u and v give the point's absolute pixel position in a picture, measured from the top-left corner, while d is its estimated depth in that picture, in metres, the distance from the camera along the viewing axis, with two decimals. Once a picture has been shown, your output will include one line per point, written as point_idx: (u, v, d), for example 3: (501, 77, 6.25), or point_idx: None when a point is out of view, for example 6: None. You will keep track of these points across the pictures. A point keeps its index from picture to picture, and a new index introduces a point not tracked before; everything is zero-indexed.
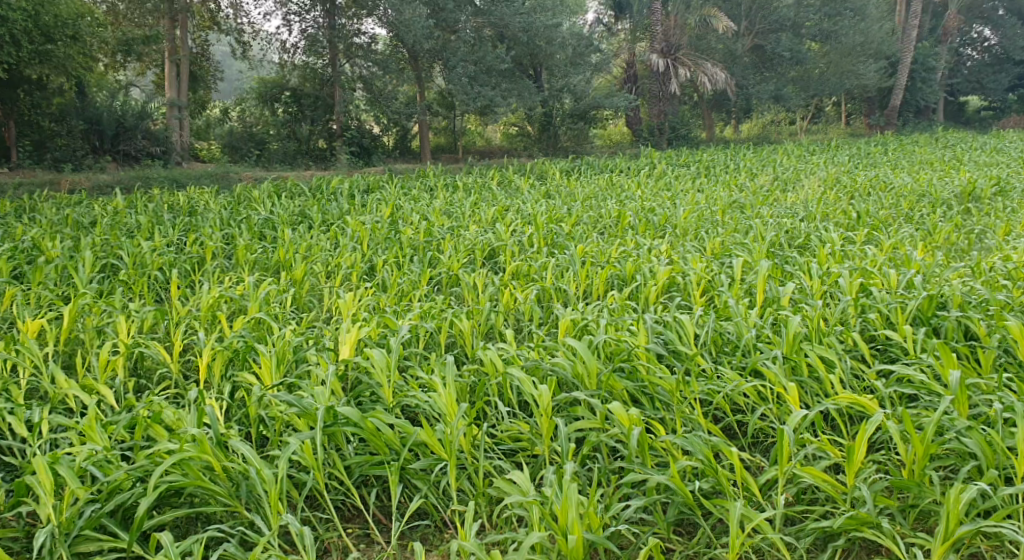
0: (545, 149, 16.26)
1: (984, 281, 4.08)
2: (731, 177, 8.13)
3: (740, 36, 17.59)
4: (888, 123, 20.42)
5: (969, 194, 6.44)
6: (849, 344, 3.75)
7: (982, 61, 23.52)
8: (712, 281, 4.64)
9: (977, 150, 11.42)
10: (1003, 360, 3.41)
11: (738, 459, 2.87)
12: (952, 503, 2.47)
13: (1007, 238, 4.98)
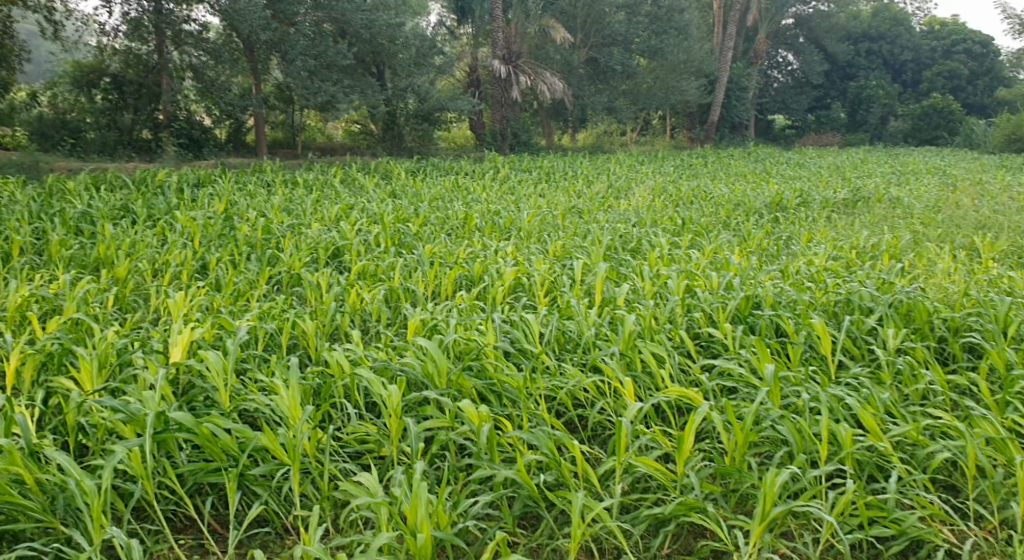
0: (388, 149, 15.69)
1: (792, 283, 4.56)
2: (570, 183, 8.47)
3: (576, 47, 18.29)
4: (708, 137, 22.31)
5: (777, 205, 7.17)
6: (678, 341, 4.05)
7: (786, 83, 26.36)
8: (554, 282, 4.82)
9: (782, 165, 12.69)
10: (808, 354, 3.83)
11: (580, 451, 3.02)
12: (768, 486, 2.76)
13: (808, 244, 5.60)
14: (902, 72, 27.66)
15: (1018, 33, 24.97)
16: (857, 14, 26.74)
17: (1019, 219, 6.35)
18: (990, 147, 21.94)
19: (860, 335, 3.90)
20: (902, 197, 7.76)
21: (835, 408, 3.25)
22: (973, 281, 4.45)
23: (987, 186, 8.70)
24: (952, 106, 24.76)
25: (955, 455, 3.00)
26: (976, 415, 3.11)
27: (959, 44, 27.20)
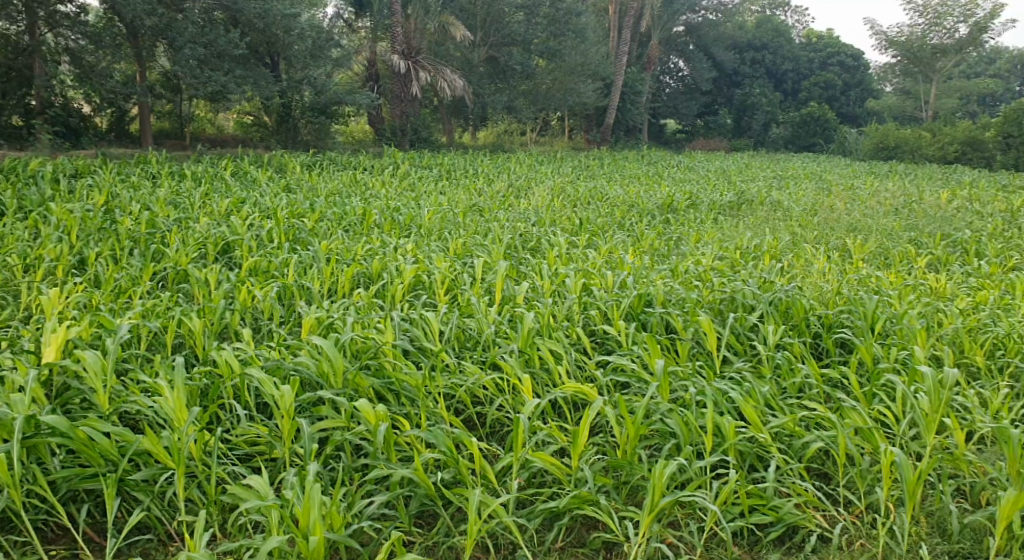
0: (282, 142, 15.12)
1: (682, 282, 4.75)
2: (470, 181, 8.49)
3: (475, 46, 18.37)
4: (604, 139, 22.89)
5: (668, 206, 7.45)
6: (575, 338, 4.14)
7: (676, 89, 27.32)
8: (454, 280, 4.80)
9: (674, 168, 13.21)
10: (696, 350, 4.00)
11: (477, 448, 3.04)
12: (657, 477, 2.87)
13: (697, 244, 5.85)
14: (782, 81, 29.41)
15: (884, 49, 27.04)
16: (743, 24, 28.11)
17: (883, 223, 6.87)
18: (861, 155, 23.62)
19: (744, 331, 4.10)
20: (781, 200, 8.25)
21: (720, 402, 3.41)
22: (844, 281, 4.78)
23: (857, 191, 9.37)
24: (825, 115, 26.00)
25: (827, 445, 3.21)
26: (846, 406, 3.34)
27: (833, 57, 29.39)
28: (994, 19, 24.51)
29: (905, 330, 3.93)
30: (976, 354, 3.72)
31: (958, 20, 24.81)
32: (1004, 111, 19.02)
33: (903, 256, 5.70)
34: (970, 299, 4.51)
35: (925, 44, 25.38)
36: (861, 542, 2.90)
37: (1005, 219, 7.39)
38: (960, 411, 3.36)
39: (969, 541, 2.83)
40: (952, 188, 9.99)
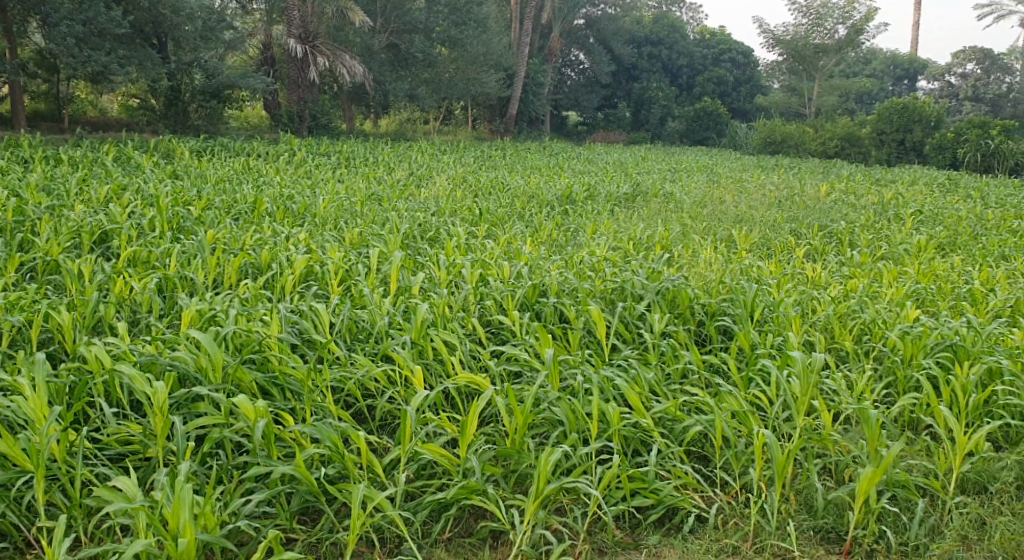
0: (171, 127, 14.32)
1: (576, 272, 4.84)
2: (370, 170, 8.34)
3: (376, 32, 18.08)
4: (507, 130, 23.05)
5: (567, 198, 7.57)
6: (469, 328, 4.13)
7: (577, 82, 27.70)
8: (349, 270, 4.69)
9: (574, 160, 13.43)
10: (587, 339, 4.09)
11: (363, 441, 3.00)
12: (543, 465, 2.92)
13: (593, 235, 5.97)
14: (678, 76, 30.28)
15: (771, 47, 28.40)
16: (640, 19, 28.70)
17: (768, 215, 7.22)
18: (751, 149, 24.70)
19: (632, 320, 4.23)
20: (675, 193, 8.53)
21: (607, 389, 3.50)
22: (728, 270, 4.99)
23: (745, 184, 9.83)
24: (718, 109, 26.63)
25: (705, 428, 3.34)
26: (724, 391, 3.49)
27: (725, 53, 30.68)
28: (869, 22, 26.22)
29: (781, 318, 4.14)
30: (845, 339, 3.96)
31: (837, 22, 26.39)
32: (878, 109, 20.21)
33: (784, 247, 6.02)
34: (841, 287, 4.82)
35: (808, 43, 26.82)
36: (735, 521, 3.03)
37: (876, 211, 7.92)
38: (828, 393, 3.57)
39: (832, 516, 3.00)
40: (830, 181, 10.63)
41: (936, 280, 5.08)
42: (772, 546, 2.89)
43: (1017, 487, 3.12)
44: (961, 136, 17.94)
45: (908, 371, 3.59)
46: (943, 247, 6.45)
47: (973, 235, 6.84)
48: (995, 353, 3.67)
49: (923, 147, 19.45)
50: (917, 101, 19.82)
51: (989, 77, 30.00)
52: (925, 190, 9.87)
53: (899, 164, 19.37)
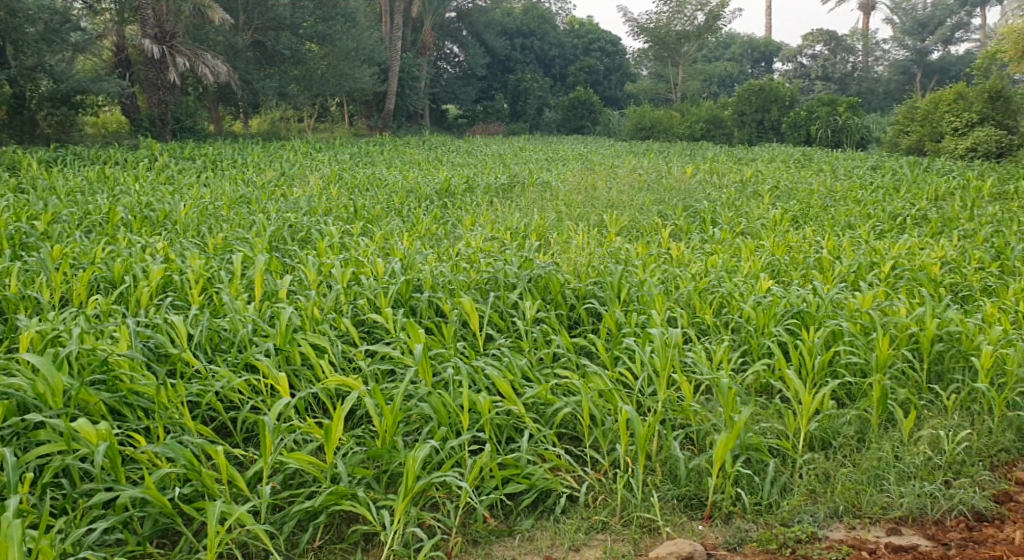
0: (17, 136, 13.53)
1: (451, 265, 4.86)
2: (238, 172, 8.03)
3: (239, 30, 17.50)
4: (386, 126, 22.71)
5: (445, 190, 7.57)
6: (341, 329, 3.99)
7: (454, 75, 27.74)
8: (211, 278, 4.49)
9: (454, 153, 13.42)
10: (461, 331, 4.11)
11: (221, 455, 2.86)
12: (411, 463, 2.87)
13: (470, 227, 6.04)
14: (551, 66, 30.76)
15: (636, 35, 29.45)
16: (510, 11, 28.93)
17: (637, 198, 7.57)
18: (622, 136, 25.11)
19: (505, 309, 4.32)
20: (550, 181, 8.68)
21: (478, 380, 3.52)
22: (599, 254, 5.30)
23: (617, 169, 10.11)
24: (591, 98, 27.30)
25: (574, 409, 3.42)
26: (591, 372, 3.61)
27: (594, 43, 31.15)
28: (724, 8, 27.65)
29: (646, 296, 4.41)
30: (705, 312, 4.30)
31: (696, 9, 27.69)
32: (738, 91, 21.16)
33: (653, 228, 6.42)
34: (702, 264, 5.18)
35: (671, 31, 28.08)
36: (604, 497, 3.14)
37: (738, 189, 8.33)
38: (690, 366, 3.79)
39: (694, 483, 3.18)
40: (696, 162, 11.12)
41: (789, 252, 5.57)
42: (638, 518, 3.03)
43: (858, 439, 3.48)
44: (812, 114, 19.47)
45: (760, 339, 3.93)
46: (797, 219, 6.91)
47: (823, 207, 7.31)
48: (837, 317, 4.12)
49: (780, 125, 20.60)
50: (772, 82, 20.96)
51: (836, 57, 32.09)
52: (783, 166, 10.53)
53: (761, 143, 20.53)
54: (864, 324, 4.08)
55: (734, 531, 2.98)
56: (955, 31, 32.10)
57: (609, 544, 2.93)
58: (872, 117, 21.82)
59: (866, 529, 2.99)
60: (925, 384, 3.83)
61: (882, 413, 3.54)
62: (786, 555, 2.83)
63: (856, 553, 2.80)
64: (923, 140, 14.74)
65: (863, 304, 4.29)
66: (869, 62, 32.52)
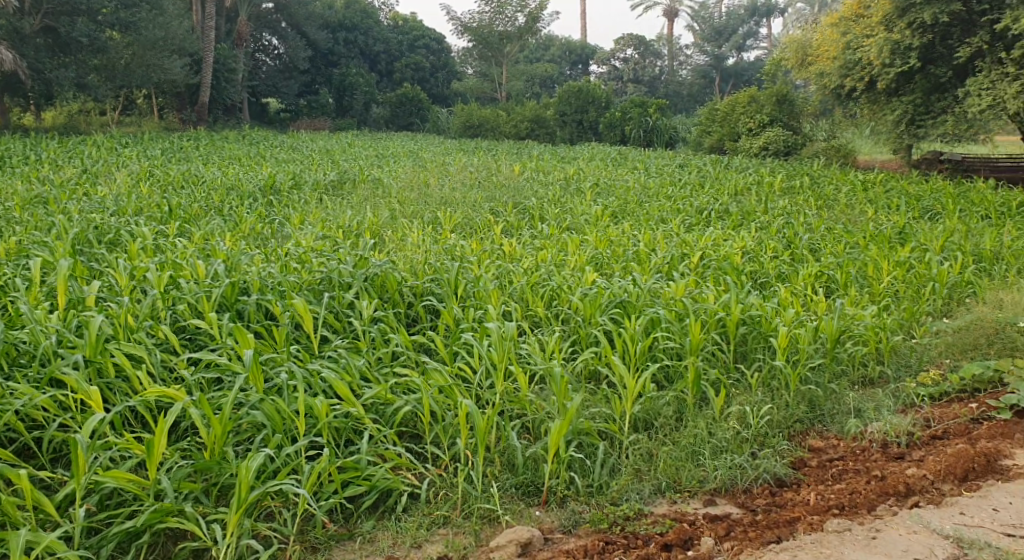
0: None
1: (280, 266, 4.68)
2: (29, 168, 7.18)
3: (24, 14, 15.55)
4: (200, 120, 21.24)
5: (270, 187, 7.26)
6: (160, 337, 3.70)
7: (274, 67, 26.51)
8: (3, 286, 3.98)
9: (277, 148, 12.84)
10: (294, 334, 3.98)
11: (24, 479, 2.56)
12: (243, 473, 2.75)
13: (299, 226, 5.85)
14: (376, 62, 30.23)
15: (460, 33, 29.89)
16: (331, 3, 28.05)
17: (469, 195, 7.77)
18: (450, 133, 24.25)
19: (341, 309, 4.24)
20: (382, 178, 8.60)
21: (314, 383, 3.43)
22: (434, 251, 5.42)
23: (448, 166, 10.19)
24: (419, 95, 27.28)
25: (415, 407, 3.44)
26: (430, 368, 3.64)
27: (419, 40, 30.91)
28: (542, 11, 28.96)
29: (481, 292, 4.60)
30: (537, 306, 4.57)
31: (516, 10, 28.76)
32: (558, 92, 22.09)
33: (485, 224, 6.67)
34: (532, 259, 5.47)
35: (493, 31, 28.93)
36: (445, 492, 3.22)
37: (562, 186, 8.74)
38: (525, 357, 3.99)
39: (531, 471, 3.36)
40: (523, 161, 11.48)
41: (611, 246, 5.98)
42: (479, 509, 3.15)
43: (676, 418, 3.81)
44: (626, 115, 20.91)
45: (588, 329, 4.25)
46: (617, 214, 7.38)
47: (639, 203, 7.85)
48: (655, 305, 4.50)
49: (598, 126, 21.80)
50: (589, 83, 22.10)
51: (645, 61, 34.38)
52: (601, 164, 11.17)
53: (582, 142, 21.55)
54: (679, 311, 4.48)
55: (568, 514, 3.18)
56: (745, 40, 35.51)
57: (450, 538, 3.02)
58: (679, 117, 23.64)
59: (685, 501, 3.30)
60: (732, 364, 4.26)
61: (695, 393, 3.90)
62: (616, 532, 3.06)
63: (678, 525, 3.07)
64: (724, 140, 16.18)
65: (677, 292, 4.71)
66: (674, 66, 35.18)
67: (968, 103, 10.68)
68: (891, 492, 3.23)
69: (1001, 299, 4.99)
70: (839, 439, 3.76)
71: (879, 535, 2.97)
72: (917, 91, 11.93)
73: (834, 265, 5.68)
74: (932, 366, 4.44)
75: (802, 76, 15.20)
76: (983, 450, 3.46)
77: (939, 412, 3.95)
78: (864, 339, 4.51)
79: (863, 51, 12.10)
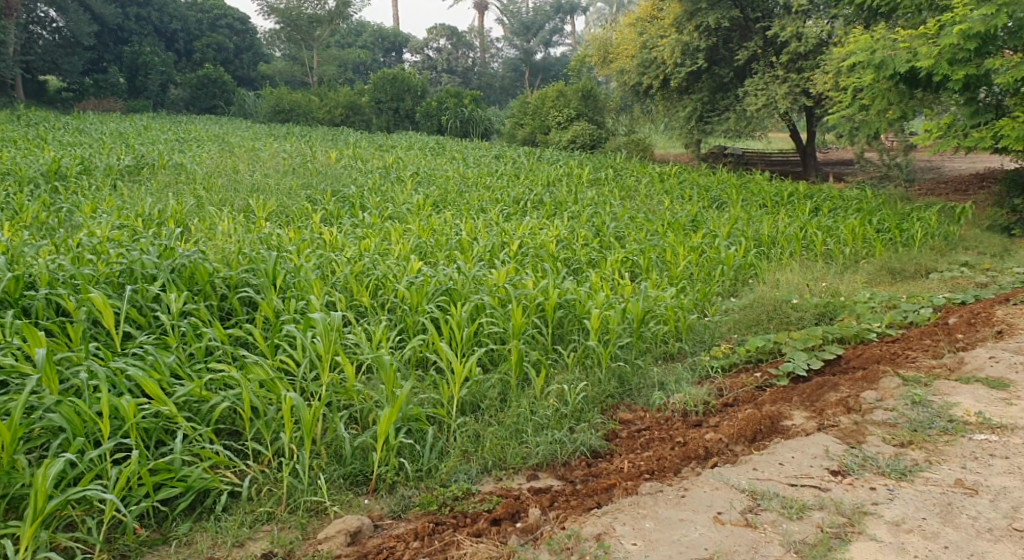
0: None
1: (71, 258, 4.23)
2: None
3: None
4: None
5: (54, 172, 6.50)
6: None
7: (52, 41, 23.28)
8: None
9: (59, 130, 11.49)
10: (91, 331, 3.63)
11: None
12: (39, 482, 2.53)
13: (92, 215, 5.30)
14: (173, 41, 27.72)
15: (266, 14, 28.41)
16: None
17: (283, 182, 7.49)
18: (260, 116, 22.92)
19: (146, 303, 3.93)
20: (185, 163, 8.00)
21: (118, 382, 3.16)
22: (248, 241, 5.19)
23: (258, 153, 9.69)
24: (223, 76, 25.56)
25: (234, 403, 3.28)
26: (249, 362, 3.50)
27: (221, 19, 28.92)
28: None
29: (302, 282, 4.48)
30: (361, 296, 4.55)
31: None
32: (372, 79, 21.76)
33: (302, 213, 6.48)
34: (355, 248, 5.41)
35: (302, 13, 27.80)
36: (269, 488, 3.14)
37: (381, 174, 8.65)
38: (350, 347, 3.96)
39: (359, 460, 3.36)
40: (339, 148, 11.23)
41: (433, 235, 6.05)
42: (306, 502, 3.11)
43: (500, 400, 3.98)
44: (442, 105, 21.07)
45: (414, 317, 4.32)
46: (437, 203, 7.46)
47: (458, 192, 7.99)
48: (479, 292, 4.64)
49: (414, 115, 21.74)
50: (403, 71, 22.02)
51: (458, 52, 34.66)
52: (419, 153, 11.20)
53: (398, 130, 21.35)
54: (501, 297, 4.66)
55: (398, 500, 3.23)
56: (553, 35, 36.93)
57: (275, 534, 2.96)
58: (492, 108, 24.16)
59: (511, 478, 3.46)
60: (550, 346, 4.51)
61: (518, 374, 4.10)
62: (446, 513, 3.14)
63: (504, 501, 3.20)
64: (535, 132, 16.77)
65: (499, 279, 4.88)
66: (486, 58, 35.87)
67: (747, 102, 11.93)
68: (693, 457, 3.48)
69: (778, 279, 5.79)
70: (645, 411, 4.11)
71: (688, 492, 3.12)
72: (704, 90, 13.15)
73: (638, 251, 6.16)
74: (723, 341, 4.95)
75: (605, 73, 16.19)
76: (768, 414, 3.76)
77: (730, 382, 4.40)
78: (665, 319, 4.96)
79: (658, 51, 13.13)
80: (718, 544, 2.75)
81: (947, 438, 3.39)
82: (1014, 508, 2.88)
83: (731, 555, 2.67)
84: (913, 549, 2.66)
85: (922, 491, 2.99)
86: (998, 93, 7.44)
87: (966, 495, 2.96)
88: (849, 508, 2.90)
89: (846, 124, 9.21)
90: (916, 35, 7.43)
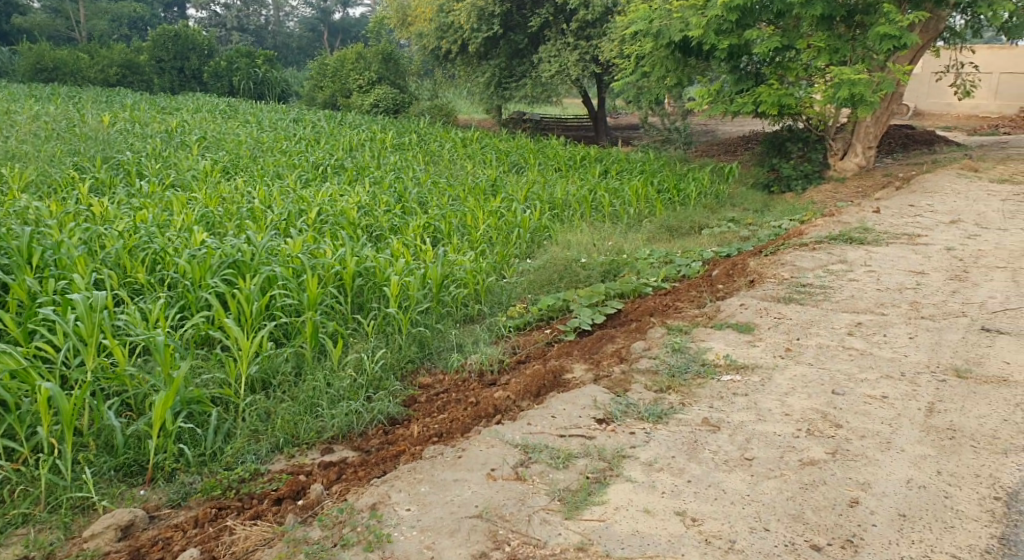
0: None
1: None
2: None
3: None
4: None
5: None
6: None
7: None
8: None
9: None
10: None
11: None
12: None
13: None
14: None
15: None
16: None
17: (43, 149, 6.67)
18: (17, 76, 19.95)
19: None
20: None
21: None
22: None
23: (12, 116, 8.51)
24: None
25: None
26: None
27: None
28: None
29: (65, 260, 4.03)
30: (137, 272, 4.19)
31: None
32: (150, 35, 19.87)
33: (67, 181, 5.82)
34: (130, 220, 4.94)
35: None
36: (24, 488, 2.89)
37: (163, 138, 7.96)
38: (123, 328, 3.63)
39: (133, 449, 3.13)
40: (114, 110, 10.19)
41: (222, 203, 5.68)
42: (69, 499, 2.88)
43: (294, 373, 3.84)
44: (232, 65, 19.84)
45: (197, 293, 4.04)
46: (228, 169, 7.00)
47: (252, 157, 7.56)
48: (271, 263, 4.42)
49: (202, 75, 20.21)
50: (186, 28, 20.39)
51: (250, 9, 32.46)
52: (207, 115, 10.43)
53: (185, 92, 19.72)
54: (295, 267, 4.47)
55: (177, 487, 3.04)
56: None
57: (32, 536, 2.72)
58: (290, 70, 23.04)
59: (303, 454, 3.37)
60: (349, 315, 4.40)
61: (314, 346, 3.97)
62: (227, 498, 3.00)
63: (291, 478, 3.11)
64: (336, 95, 16.18)
65: (294, 249, 4.67)
66: (279, 16, 34.01)
67: (542, 68, 12.28)
68: (483, 416, 3.57)
69: (570, 240, 6.06)
70: (444, 374, 4.16)
71: (466, 452, 3.18)
72: (501, 55, 13.36)
73: (439, 217, 6.14)
74: (518, 302, 5.11)
75: (404, 36, 15.94)
76: (551, 369, 3.94)
77: (523, 340, 4.55)
78: (465, 282, 5.00)
79: (455, 16, 13.15)
80: (488, 499, 2.82)
81: (699, 381, 3.64)
82: (748, 440, 3.10)
83: (499, 510, 2.74)
84: (660, 486, 2.83)
85: (674, 431, 3.20)
86: (757, 61, 8.27)
87: (710, 432, 3.18)
88: (611, 453, 3.06)
89: (632, 89, 9.75)
90: (686, 6, 7.97)
